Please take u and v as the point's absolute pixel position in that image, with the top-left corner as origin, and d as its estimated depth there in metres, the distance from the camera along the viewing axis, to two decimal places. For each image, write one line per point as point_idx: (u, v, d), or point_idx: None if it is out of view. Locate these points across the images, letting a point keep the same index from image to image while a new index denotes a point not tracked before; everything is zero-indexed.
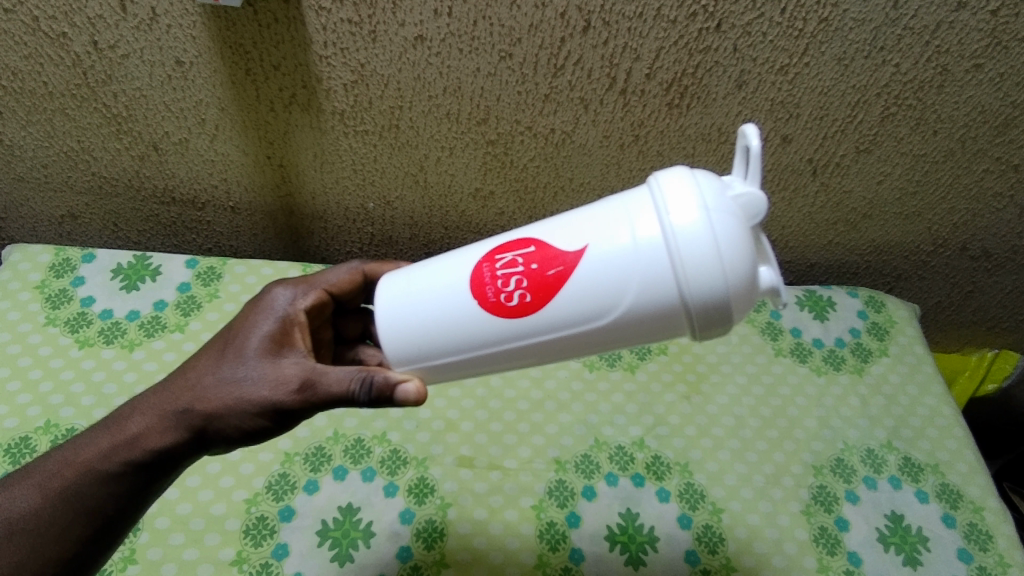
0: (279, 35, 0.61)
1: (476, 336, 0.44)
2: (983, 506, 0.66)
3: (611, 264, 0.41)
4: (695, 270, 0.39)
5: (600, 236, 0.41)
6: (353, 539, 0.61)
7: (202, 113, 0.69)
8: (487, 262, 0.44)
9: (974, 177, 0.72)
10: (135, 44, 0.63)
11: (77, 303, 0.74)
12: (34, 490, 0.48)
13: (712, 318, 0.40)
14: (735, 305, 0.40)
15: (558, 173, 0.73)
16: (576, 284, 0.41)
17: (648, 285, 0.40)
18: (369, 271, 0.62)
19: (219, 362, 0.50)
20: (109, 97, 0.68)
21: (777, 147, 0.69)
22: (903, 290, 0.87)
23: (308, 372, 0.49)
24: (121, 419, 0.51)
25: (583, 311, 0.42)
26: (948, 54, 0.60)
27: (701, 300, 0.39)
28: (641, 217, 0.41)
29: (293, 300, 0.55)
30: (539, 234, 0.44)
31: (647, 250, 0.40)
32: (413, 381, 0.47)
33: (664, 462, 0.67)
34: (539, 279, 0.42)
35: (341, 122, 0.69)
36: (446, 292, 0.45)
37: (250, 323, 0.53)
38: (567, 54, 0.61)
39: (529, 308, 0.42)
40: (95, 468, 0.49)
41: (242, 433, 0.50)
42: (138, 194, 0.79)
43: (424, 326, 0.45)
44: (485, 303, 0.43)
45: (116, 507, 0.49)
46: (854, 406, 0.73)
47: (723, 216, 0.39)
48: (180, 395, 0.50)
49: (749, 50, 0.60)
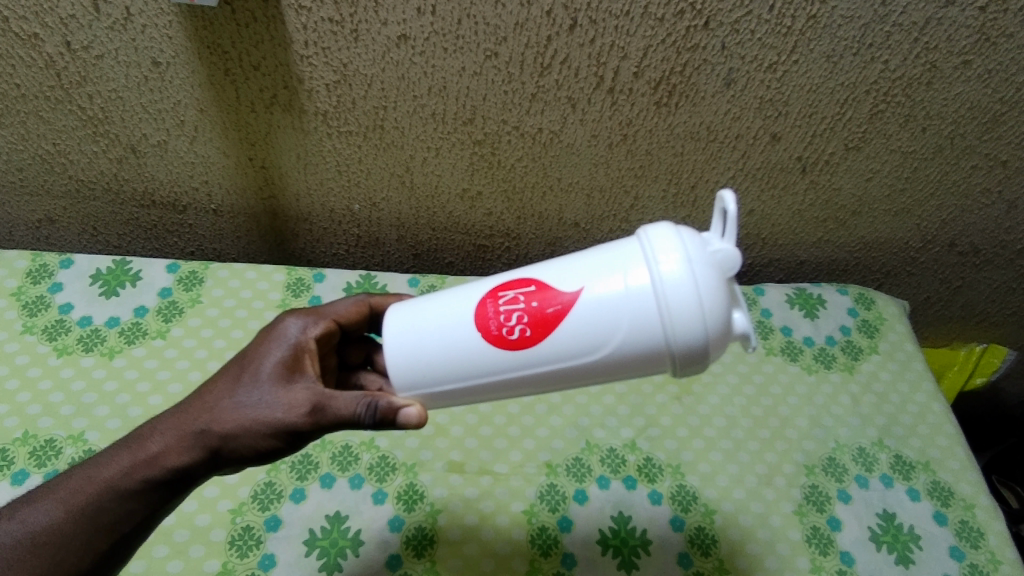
0: (258, 35, 0.60)
1: (473, 366, 0.43)
2: (973, 503, 0.66)
3: (605, 305, 0.41)
4: (681, 317, 0.39)
5: (596, 278, 0.41)
6: (342, 548, 0.60)
7: (181, 115, 0.67)
8: (489, 298, 0.43)
9: (963, 174, 0.71)
10: (109, 45, 0.61)
11: (56, 311, 0.72)
12: (58, 503, 0.47)
13: (693, 360, 0.41)
14: (715, 350, 0.41)
15: (546, 173, 0.72)
16: (574, 321, 0.41)
17: (637, 325, 0.40)
18: (375, 303, 0.60)
19: (235, 386, 0.49)
20: (84, 99, 0.66)
21: (766, 146, 0.69)
22: (892, 286, 0.87)
23: (316, 396, 0.48)
24: (140, 437, 0.49)
25: (580, 347, 0.41)
26: (936, 51, 0.60)
27: (684, 344, 0.39)
28: (632, 262, 0.41)
29: (304, 328, 0.53)
30: (539, 272, 0.43)
31: (636, 295, 0.40)
32: (415, 403, 0.46)
33: (656, 464, 0.67)
34: (539, 315, 0.42)
35: (325, 123, 0.68)
36: (446, 326, 0.44)
37: (262, 352, 0.50)
38: (554, 52, 0.60)
39: (528, 342, 0.42)
40: (115, 485, 0.47)
41: (254, 453, 0.48)
42: (117, 198, 0.77)
43: (424, 358, 0.45)
44: (487, 334, 0.43)
45: (130, 523, 0.48)
46: (844, 405, 0.72)
47: (707, 268, 0.40)
48: (198, 415, 0.48)
49: (737, 48, 0.60)
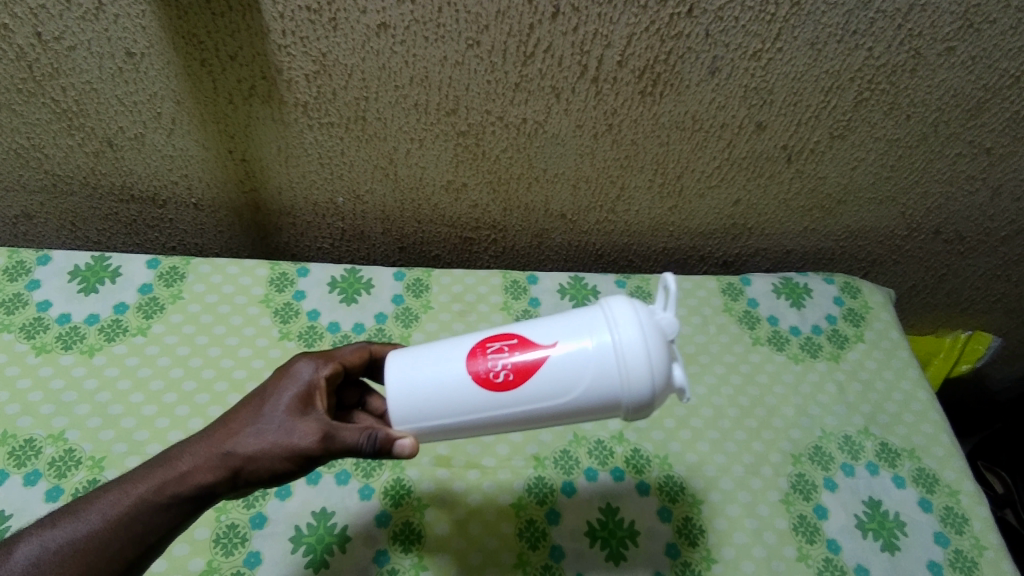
0: (234, 24, 0.58)
1: (456, 405, 0.46)
2: (958, 490, 0.67)
3: (574, 358, 0.45)
4: (638, 372, 0.44)
5: (569, 334, 0.46)
6: (329, 544, 0.60)
7: (157, 107, 0.66)
8: (478, 347, 0.47)
9: (948, 161, 0.72)
10: (81, 36, 0.60)
11: (33, 308, 0.71)
12: (98, 511, 0.45)
13: (642, 408, 0.46)
14: (659, 401, 0.46)
15: (532, 164, 0.72)
16: (551, 370, 0.45)
17: (601, 377, 0.45)
18: (375, 350, 0.59)
19: (257, 414, 0.49)
20: (57, 91, 0.64)
21: (752, 135, 0.68)
22: (878, 274, 0.88)
23: (325, 425, 0.48)
24: (167, 458, 0.48)
25: (554, 392, 0.45)
26: (920, 37, 0.60)
27: (638, 395, 0.45)
28: (597, 323, 0.46)
29: (316, 367, 0.53)
30: (519, 328, 0.48)
31: (601, 351, 0.45)
32: (409, 435, 0.47)
33: (644, 455, 0.67)
34: (520, 363, 0.45)
35: (305, 115, 0.66)
36: (439, 370, 0.47)
37: (275, 388, 0.50)
38: (537, 41, 0.59)
39: (508, 386, 0.45)
40: (148, 499, 0.46)
41: (273, 477, 0.48)
42: (95, 193, 0.76)
43: (414, 398, 0.47)
44: (475, 375, 0.46)
45: (157, 534, 0.47)
46: (830, 393, 0.73)
47: (657, 332, 0.46)
48: (223, 439, 0.48)
49: (722, 36, 0.59)
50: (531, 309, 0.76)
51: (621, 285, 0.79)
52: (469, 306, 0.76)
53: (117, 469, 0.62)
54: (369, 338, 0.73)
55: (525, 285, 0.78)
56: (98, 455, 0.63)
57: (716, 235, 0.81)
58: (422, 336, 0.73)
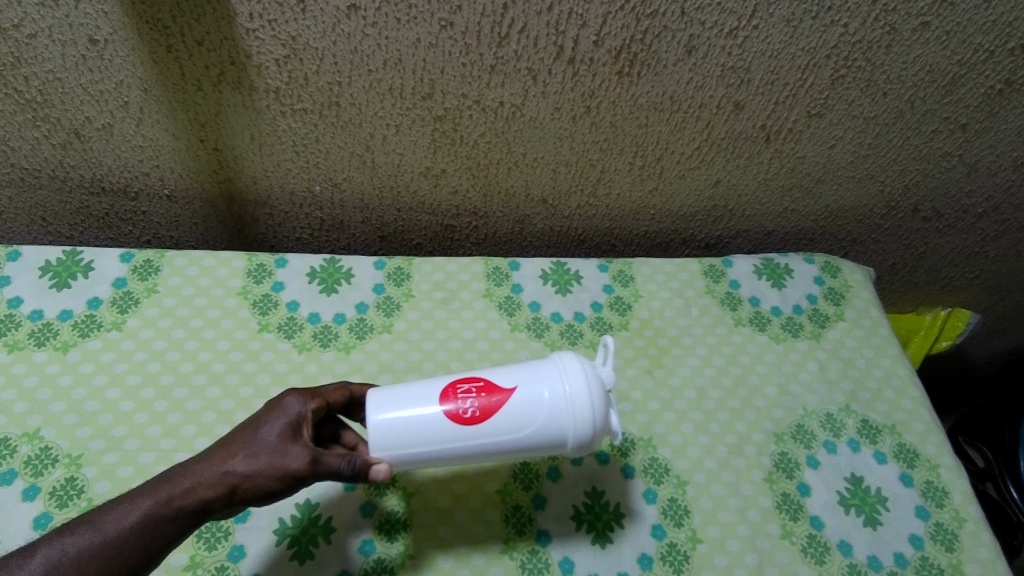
0: (199, 9, 0.57)
1: (428, 438, 0.49)
2: (938, 464, 0.68)
3: (531, 402, 0.49)
4: (582, 421, 0.50)
5: (526, 381, 0.50)
6: (313, 536, 0.59)
7: (124, 96, 0.64)
8: (451, 386, 0.51)
9: (924, 138, 0.72)
10: (42, 22, 0.58)
11: (4, 305, 0.69)
12: (111, 521, 0.45)
13: (582, 448, 0.51)
14: (595, 443, 0.52)
15: (510, 148, 0.71)
16: (513, 410, 0.49)
17: (553, 420, 0.49)
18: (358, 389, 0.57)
19: (251, 438, 0.49)
20: (19, 81, 0.62)
21: (730, 114, 0.68)
22: (858, 254, 0.88)
23: (312, 450, 0.49)
24: (172, 474, 0.47)
25: (513, 430, 0.49)
26: (895, 13, 0.59)
27: (580, 439, 0.50)
28: (549, 374, 0.51)
29: (305, 401, 0.52)
30: (485, 372, 0.52)
31: (551, 401, 0.50)
32: (384, 462, 0.49)
33: (629, 439, 0.66)
34: (486, 403, 0.50)
35: (277, 101, 0.65)
36: (415, 404, 0.50)
37: (263, 419, 0.51)
38: (511, 21, 0.58)
39: (474, 422, 0.49)
40: (156, 511, 0.46)
41: (267, 493, 0.48)
42: (65, 185, 0.74)
43: (388, 427, 0.49)
44: (448, 411, 0.49)
45: (161, 543, 0.46)
46: (812, 371, 0.73)
47: (599, 386, 0.51)
48: (225, 458, 0.48)
49: (698, 14, 0.58)
50: (513, 295, 0.76)
51: (603, 269, 0.79)
52: (451, 294, 0.75)
53: (95, 467, 0.61)
54: (351, 329, 0.72)
55: (507, 272, 0.77)
56: (75, 452, 0.62)
57: (697, 217, 0.81)
58: (404, 324, 0.73)
